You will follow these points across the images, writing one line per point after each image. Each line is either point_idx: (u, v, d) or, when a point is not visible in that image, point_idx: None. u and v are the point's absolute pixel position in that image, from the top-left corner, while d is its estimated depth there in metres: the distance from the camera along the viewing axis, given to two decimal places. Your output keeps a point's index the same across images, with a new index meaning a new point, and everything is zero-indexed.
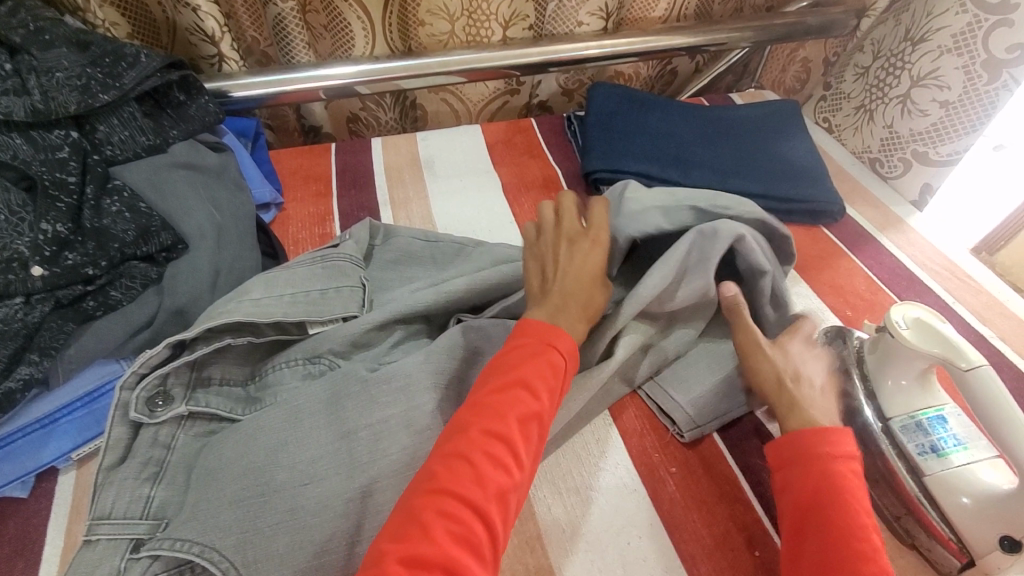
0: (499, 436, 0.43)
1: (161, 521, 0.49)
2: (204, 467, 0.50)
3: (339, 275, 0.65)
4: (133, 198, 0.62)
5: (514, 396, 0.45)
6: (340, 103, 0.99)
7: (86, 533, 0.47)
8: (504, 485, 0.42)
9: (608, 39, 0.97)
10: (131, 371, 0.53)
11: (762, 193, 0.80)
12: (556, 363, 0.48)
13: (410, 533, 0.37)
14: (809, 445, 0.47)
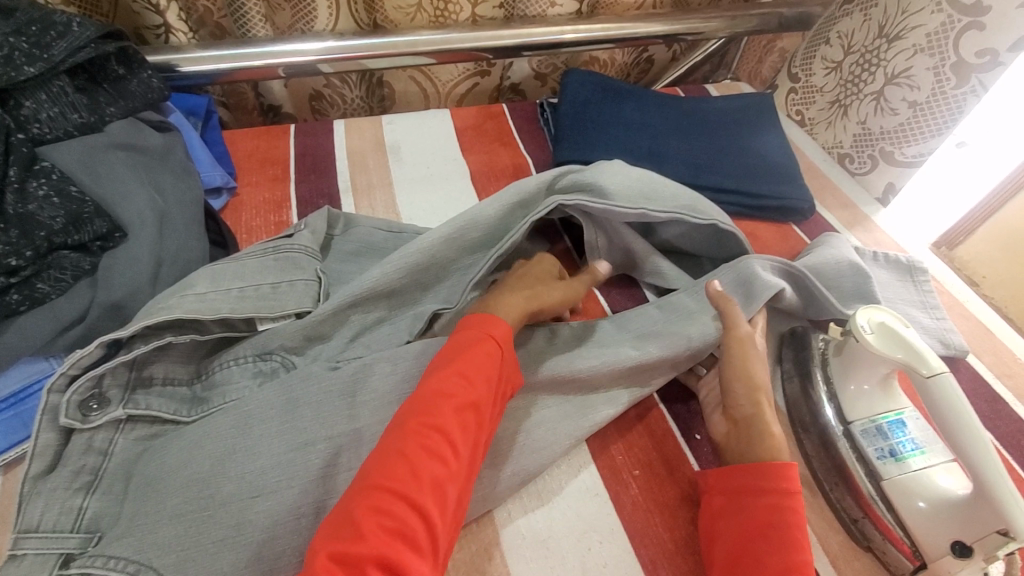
0: (434, 426, 0.44)
1: (94, 535, 0.45)
2: (143, 476, 0.47)
3: (293, 268, 0.61)
4: (63, 181, 0.57)
5: (448, 385, 0.47)
6: (301, 81, 0.94)
7: (11, 547, 0.43)
8: (441, 475, 0.43)
9: (583, 23, 0.94)
10: (60, 373, 0.48)
11: (735, 188, 0.79)
12: (489, 348, 0.50)
13: (345, 526, 0.38)
14: (761, 474, 0.49)
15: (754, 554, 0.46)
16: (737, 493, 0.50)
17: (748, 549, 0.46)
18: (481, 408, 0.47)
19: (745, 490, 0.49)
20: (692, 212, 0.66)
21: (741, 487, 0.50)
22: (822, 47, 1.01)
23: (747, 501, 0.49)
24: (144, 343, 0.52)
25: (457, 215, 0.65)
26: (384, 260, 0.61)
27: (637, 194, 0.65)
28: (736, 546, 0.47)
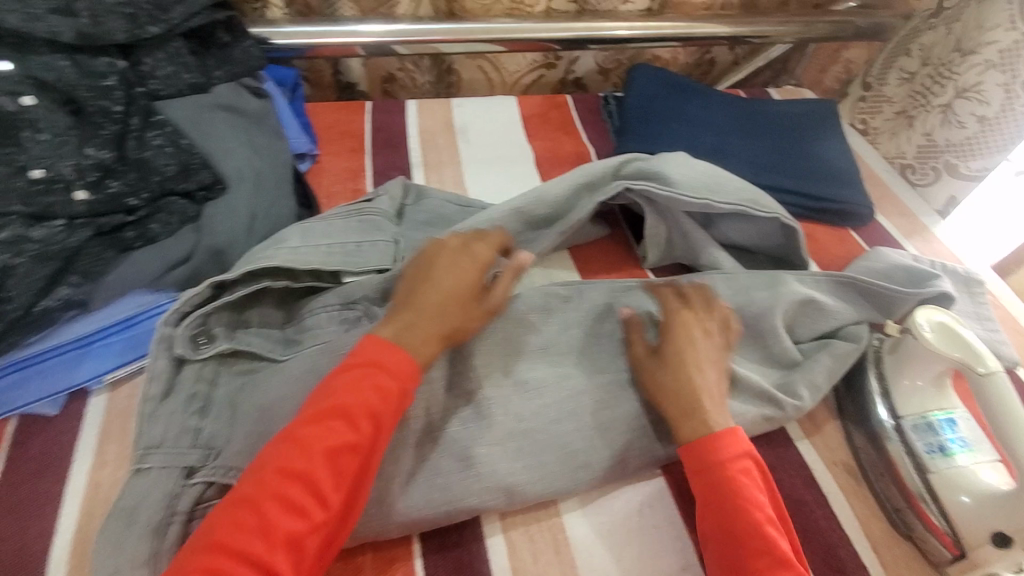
0: (298, 443, 0.43)
1: (212, 451, 0.50)
2: (250, 405, 0.52)
3: (373, 229, 0.65)
4: (176, 134, 0.62)
5: (390, 421, 0.45)
6: (378, 62, 0.98)
7: (137, 462, 0.48)
8: (299, 530, 0.41)
9: (652, 20, 0.96)
10: (173, 309, 0.54)
11: (796, 191, 0.81)
12: (378, 383, 0.46)
13: (226, 530, 0.40)
14: (711, 452, 0.50)
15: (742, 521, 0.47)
16: (697, 472, 0.51)
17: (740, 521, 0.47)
18: (371, 428, 0.45)
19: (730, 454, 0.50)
20: (756, 207, 0.68)
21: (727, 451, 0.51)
22: (900, 59, 1.00)
23: (739, 467, 0.50)
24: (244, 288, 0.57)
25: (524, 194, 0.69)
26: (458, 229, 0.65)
27: (703, 186, 0.68)
28: (723, 515, 0.48)
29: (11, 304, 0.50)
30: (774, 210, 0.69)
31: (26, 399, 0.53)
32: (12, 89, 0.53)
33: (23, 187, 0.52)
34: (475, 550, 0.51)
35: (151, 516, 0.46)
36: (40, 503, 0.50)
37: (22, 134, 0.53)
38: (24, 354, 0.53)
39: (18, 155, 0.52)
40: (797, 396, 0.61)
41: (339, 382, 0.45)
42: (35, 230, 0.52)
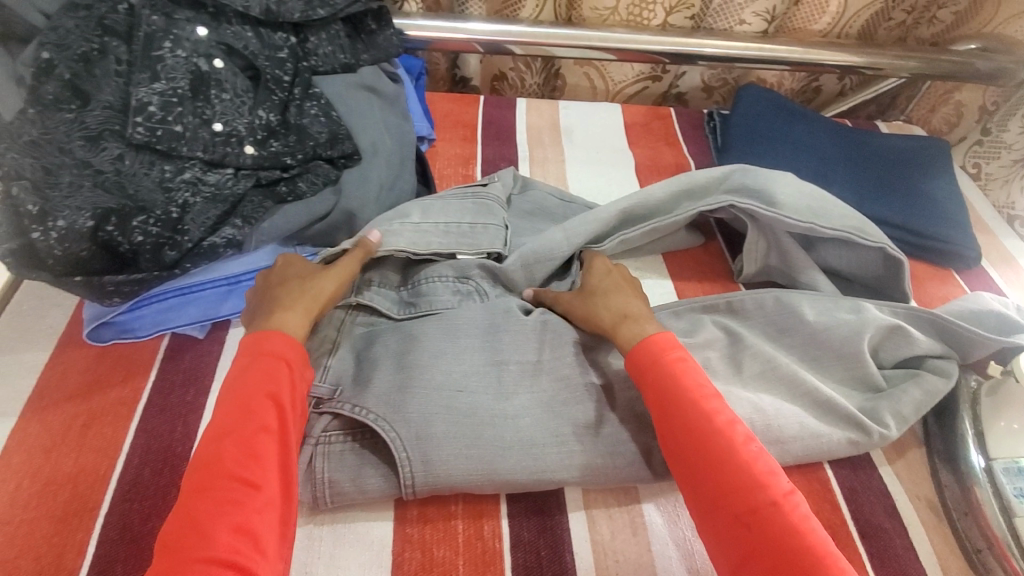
0: (215, 440, 0.44)
1: (337, 389, 0.55)
2: (374, 356, 0.58)
3: (486, 212, 0.70)
4: (328, 106, 0.70)
5: (251, 403, 0.46)
6: (494, 60, 1.04)
7: None
8: (231, 515, 0.41)
9: (766, 43, 0.98)
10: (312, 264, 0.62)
11: (899, 225, 0.80)
12: (264, 367, 0.49)
13: (173, 529, 0.40)
14: (663, 411, 0.50)
15: (721, 474, 0.46)
16: (667, 437, 0.50)
17: (724, 474, 0.45)
18: (280, 426, 0.46)
19: (683, 398, 0.49)
20: (858, 236, 0.68)
21: (686, 396, 0.49)
22: None
23: (699, 414, 0.48)
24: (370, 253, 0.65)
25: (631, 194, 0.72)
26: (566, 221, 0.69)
27: (804, 207, 0.69)
28: (703, 471, 0.46)
29: (186, 237, 0.57)
30: (880, 239, 0.68)
31: (180, 321, 0.61)
32: (207, 52, 0.62)
33: (207, 137, 0.60)
34: (558, 517, 0.54)
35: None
36: (185, 412, 0.57)
37: (211, 92, 0.61)
38: (186, 281, 0.60)
39: (205, 109, 0.61)
40: (884, 424, 0.60)
41: (230, 376, 0.48)
42: (210, 175, 0.61)
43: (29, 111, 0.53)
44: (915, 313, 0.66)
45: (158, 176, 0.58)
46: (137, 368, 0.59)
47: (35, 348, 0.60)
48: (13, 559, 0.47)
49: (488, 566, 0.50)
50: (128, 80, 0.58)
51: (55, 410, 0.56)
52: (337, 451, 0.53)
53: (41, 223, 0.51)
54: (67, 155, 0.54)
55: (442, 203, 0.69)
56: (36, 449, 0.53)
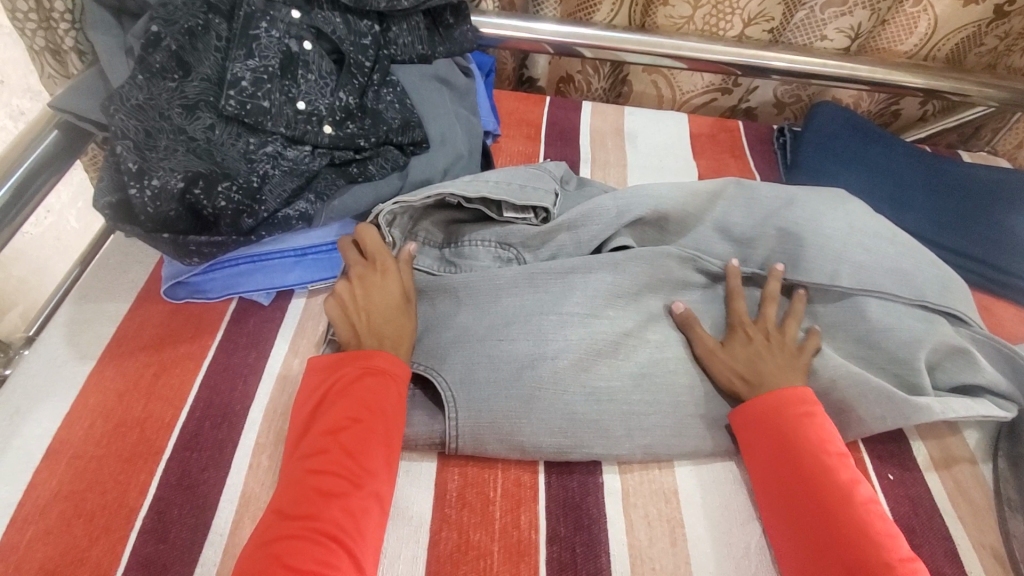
0: (332, 432, 0.50)
1: None
2: (433, 341, 0.60)
3: (538, 180, 0.70)
4: (403, 95, 0.72)
5: (366, 402, 0.51)
6: (563, 61, 1.05)
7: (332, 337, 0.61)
8: (343, 498, 0.46)
9: (848, 59, 0.94)
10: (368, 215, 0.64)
11: (976, 257, 0.77)
12: (380, 372, 0.53)
13: (293, 498, 0.46)
14: (797, 435, 0.52)
15: (824, 492, 0.49)
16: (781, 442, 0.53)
17: (830, 521, 0.47)
18: (388, 431, 0.51)
19: (811, 463, 0.51)
20: (914, 287, 0.65)
21: (808, 455, 0.51)
22: None
23: (821, 465, 0.50)
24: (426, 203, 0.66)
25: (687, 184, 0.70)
26: (617, 194, 0.69)
27: (857, 241, 0.68)
28: (820, 538, 0.47)
29: (264, 207, 0.60)
30: (956, 301, 0.65)
31: (248, 287, 0.64)
32: (298, 35, 0.65)
33: (291, 114, 0.63)
34: (596, 516, 0.53)
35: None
36: (246, 372, 0.59)
37: (298, 72, 0.65)
38: (258, 249, 0.63)
39: (292, 88, 0.64)
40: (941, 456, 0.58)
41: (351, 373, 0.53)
42: (289, 151, 0.64)
43: (137, 77, 0.57)
44: (982, 338, 0.65)
45: (242, 148, 0.61)
46: (205, 327, 0.62)
47: (118, 298, 0.64)
48: (81, 491, 0.50)
49: (523, 556, 0.50)
50: (225, 56, 0.62)
51: (131, 357, 0.59)
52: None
53: (138, 181, 0.55)
54: (166, 122, 0.58)
55: (499, 168, 0.69)
56: (110, 392, 0.57)
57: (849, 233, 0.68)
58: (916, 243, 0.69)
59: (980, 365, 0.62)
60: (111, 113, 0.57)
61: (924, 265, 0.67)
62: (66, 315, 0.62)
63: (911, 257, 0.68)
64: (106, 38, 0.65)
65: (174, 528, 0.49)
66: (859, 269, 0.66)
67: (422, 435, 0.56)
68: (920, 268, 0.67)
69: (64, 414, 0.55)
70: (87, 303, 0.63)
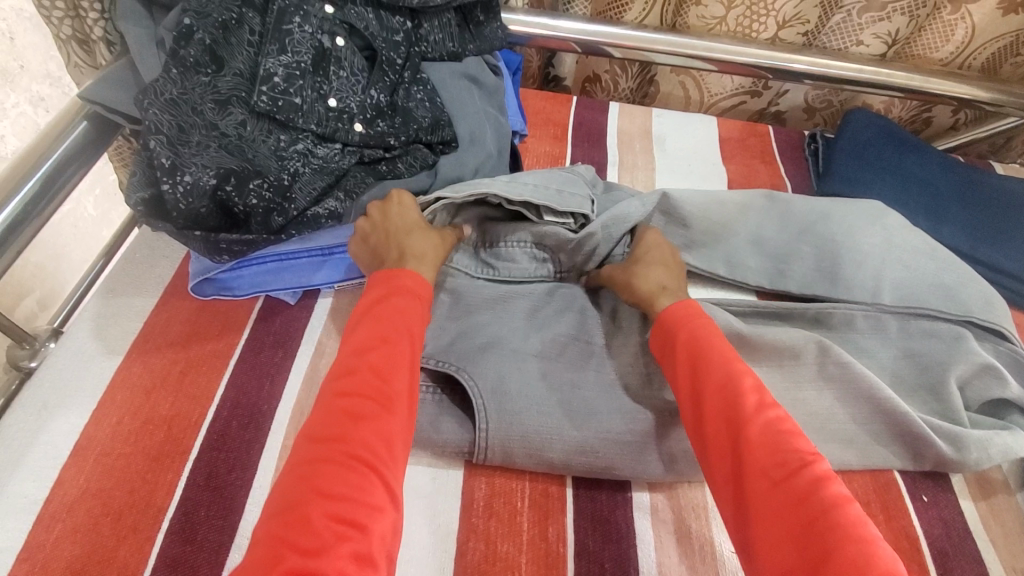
0: (359, 358, 0.49)
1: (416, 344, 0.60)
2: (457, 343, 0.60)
3: (572, 184, 0.69)
4: (433, 93, 0.71)
5: (386, 324, 0.52)
6: (590, 61, 1.03)
7: None
8: (371, 415, 0.46)
9: (883, 65, 0.92)
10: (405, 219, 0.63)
11: (1013, 274, 0.75)
12: (403, 297, 0.54)
13: (322, 419, 0.45)
14: (716, 363, 0.53)
15: (765, 443, 0.47)
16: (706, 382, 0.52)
17: (772, 474, 0.45)
18: (410, 358, 0.51)
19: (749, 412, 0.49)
20: (950, 305, 0.64)
21: (719, 398, 0.51)
22: None
23: (751, 416, 0.49)
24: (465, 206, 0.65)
25: (716, 196, 0.72)
26: (645, 198, 0.69)
27: (893, 256, 0.67)
28: (795, 514, 0.42)
29: (294, 205, 0.60)
30: (995, 320, 0.64)
31: (276, 286, 0.63)
32: (331, 30, 0.64)
33: (322, 111, 0.62)
34: (624, 531, 0.52)
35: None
36: (272, 372, 0.59)
37: (330, 68, 0.64)
38: (286, 248, 0.62)
39: (323, 84, 0.63)
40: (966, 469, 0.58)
41: (372, 301, 0.54)
42: (319, 149, 0.63)
43: (171, 71, 0.57)
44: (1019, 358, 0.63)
45: (273, 144, 0.60)
46: (232, 325, 0.62)
47: (144, 294, 0.64)
48: (110, 489, 0.50)
49: (551, 570, 0.49)
50: (258, 50, 0.61)
51: (158, 355, 0.59)
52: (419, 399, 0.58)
53: (171, 177, 0.55)
54: (199, 117, 0.57)
55: (534, 170, 0.68)
56: (138, 389, 0.56)
57: (881, 247, 0.67)
58: (954, 259, 0.68)
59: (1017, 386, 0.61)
60: (144, 106, 0.56)
61: (961, 282, 0.66)
62: (94, 309, 0.62)
63: (947, 273, 0.66)
64: (137, 29, 0.64)
65: (202, 529, 0.49)
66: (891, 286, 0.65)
67: (449, 442, 0.55)
68: (955, 285, 0.65)
69: (93, 410, 0.55)
70: (114, 297, 0.63)
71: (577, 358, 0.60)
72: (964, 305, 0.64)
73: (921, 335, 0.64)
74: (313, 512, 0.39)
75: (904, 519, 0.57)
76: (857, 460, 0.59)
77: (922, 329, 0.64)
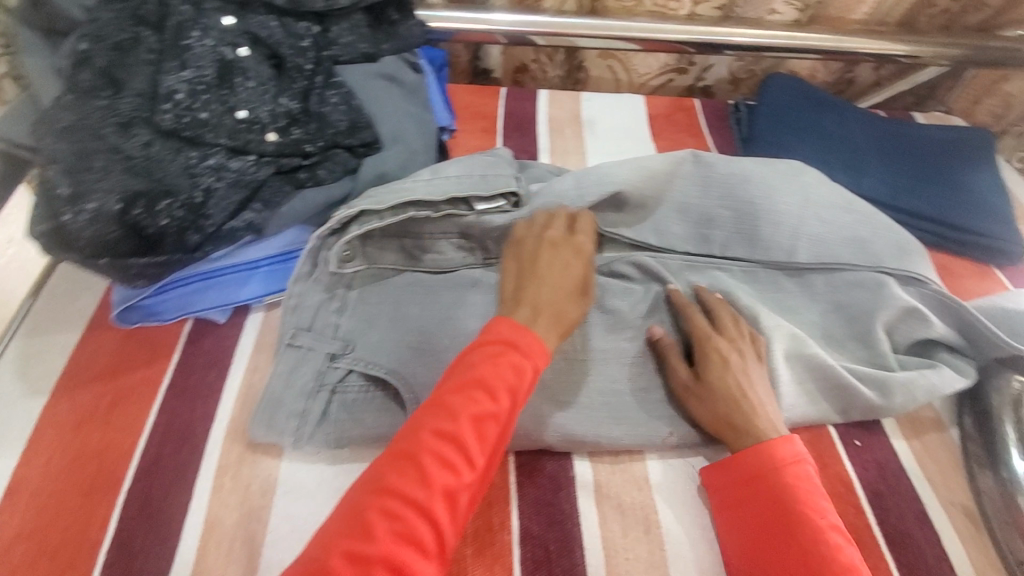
0: (449, 411, 0.47)
1: (348, 342, 0.61)
2: (388, 342, 0.60)
3: (495, 168, 0.69)
4: (349, 95, 0.69)
5: (479, 388, 0.49)
6: (516, 51, 1.03)
7: (291, 338, 0.60)
8: (450, 488, 0.45)
9: (797, 31, 0.94)
10: (325, 227, 0.61)
11: (935, 218, 0.77)
12: (517, 364, 0.51)
13: (374, 493, 0.44)
14: (774, 468, 0.51)
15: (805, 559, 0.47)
16: (762, 481, 0.51)
17: None
18: (506, 419, 0.49)
19: (794, 524, 0.48)
20: (867, 257, 0.67)
21: (774, 506, 0.50)
22: None
23: (797, 532, 0.48)
24: (391, 214, 0.63)
25: (646, 163, 0.70)
26: (575, 176, 0.69)
27: (812, 213, 0.69)
28: None
29: (209, 221, 0.59)
30: (912, 266, 0.66)
31: (202, 306, 0.62)
32: (233, 41, 0.64)
33: (231, 124, 0.61)
34: (568, 511, 0.53)
35: (305, 384, 0.57)
36: (205, 394, 0.58)
37: (235, 80, 0.63)
38: (209, 266, 0.62)
39: (230, 97, 0.62)
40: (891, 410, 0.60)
41: (469, 361, 0.50)
42: (233, 162, 0.61)
43: (66, 98, 0.57)
44: (938, 297, 0.65)
45: (184, 163, 0.59)
46: (161, 351, 0.61)
47: (68, 329, 0.62)
48: (40, 530, 0.49)
49: (497, 559, 0.50)
50: (159, 69, 0.60)
51: (84, 390, 0.57)
52: (350, 399, 0.57)
53: (75, 206, 0.54)
54: (100, 141, 0.56)
55: (453, 162, 0.68)
56: (65, 426, 0.55)
57: (803, 205, 0.69)
58: (870, 211, 0.70)
59: (932, 325, 0.63)
60: (41, 136, 0.56)
61: (876, 234, 0.68)
62: (16, 350, 0.60)
63: (862, 225, 0.69)
64: (34, 60, 0.63)
65: (140, 559, 0.48)
66: (809, 245, 0.68)
67: (386, 437, 0.56)
68: (869, 235, 0.68)
69: (18, 452, 0.53)
70: (38, 336, 0.61)
71: None
72: (880, 256, 0.67)
73: (841, 289, 0.67)
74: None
75: (839, 467, 0.58)
76: (791, 414, 0.60)
77: (841, 283, 0.67)
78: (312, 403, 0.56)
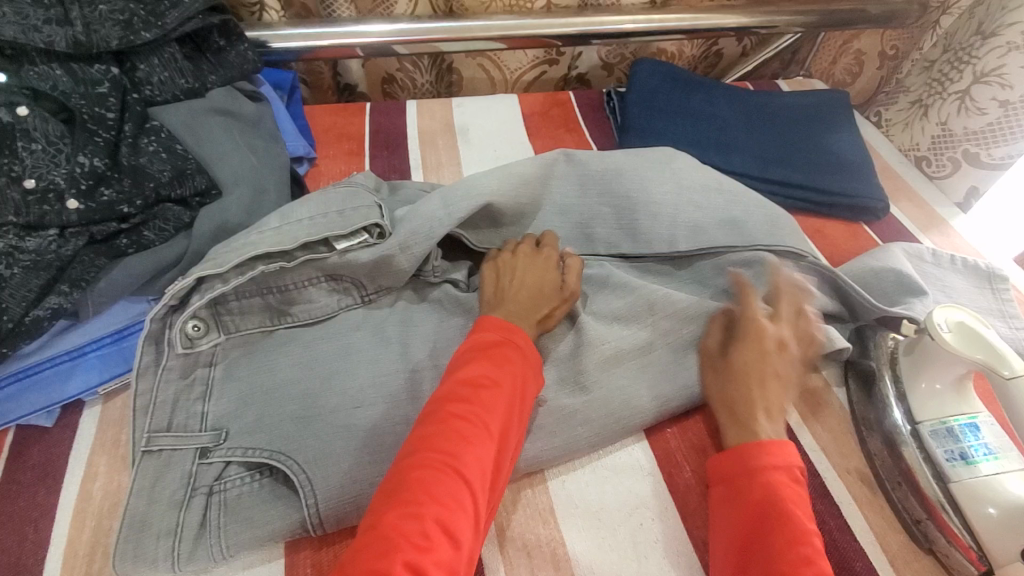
0: (472, 385, 0.47)
1: (221, 432, 0.53)
2: (251, 415, 0.54)
3: (355, 199, 0.63)
4: (171, 140, 0.62)
5: (489, 366, 0.49)
6: (377, 62, 0.97)
7: (147, 444, 0.51)
8: (484, 458, 0.44)
9: (655, 13, 0.94)
10: (162, 305, 0.53)
11: (804, 185, 0.78)
12: (518, 346, 0.52)
13: (413, 466, 0.42)
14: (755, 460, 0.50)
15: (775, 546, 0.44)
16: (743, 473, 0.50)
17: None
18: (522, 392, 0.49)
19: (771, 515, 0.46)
20: (743, 236, 0.66)
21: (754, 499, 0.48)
22: None
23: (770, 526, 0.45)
24: (239, 275, 0.55)
25: (516, 170, 0.66)
26: (442, 196, 0.64)
27: (685, 199, 0.68)
28: None
29: (4, 316, 0.50)
30: (785, 239, 0.66)
31: (20, 413, 0.53)
32: (8, 101, 0.55)
33: (17, 196, 0.53)
34: None
35: (168, 491, 0.49)
36: (33, 517, 0.49)
37: (16, 144, 0.54)
38: (22, 364, 0.53)
39: (13, 165, 0.54)
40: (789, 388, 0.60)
41: (473, 350, 0.51)
42: (28, 241, 0.53)
43: None
44: (818, 267, 0.65)
45: None
46: None
47: None
48: None
49: None
50: None
51: None
52: (233, 496, 0.50)
53: None
54: None
55: (301, 201, 0.60)
56: None
57: (676, 193, 0.68)
58: (739, 189, 0.70)
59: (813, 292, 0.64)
60: None
61: (748, 211, 0.68)
62: None
63: (733, 205, 0.69)
64: None
65: None
66: (686, 232, 0.66)
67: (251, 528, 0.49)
68: (740, 215, 0.68)
69: None
70: None
71: (390, 393, 0.56)
72: (755, 233, 0.67)
73: (724, 272, 0.66)
74: (402, 542, 0.37)
75: None
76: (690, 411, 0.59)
77: (722, 265, 0.66)
78: (186, 513, 0.49)
